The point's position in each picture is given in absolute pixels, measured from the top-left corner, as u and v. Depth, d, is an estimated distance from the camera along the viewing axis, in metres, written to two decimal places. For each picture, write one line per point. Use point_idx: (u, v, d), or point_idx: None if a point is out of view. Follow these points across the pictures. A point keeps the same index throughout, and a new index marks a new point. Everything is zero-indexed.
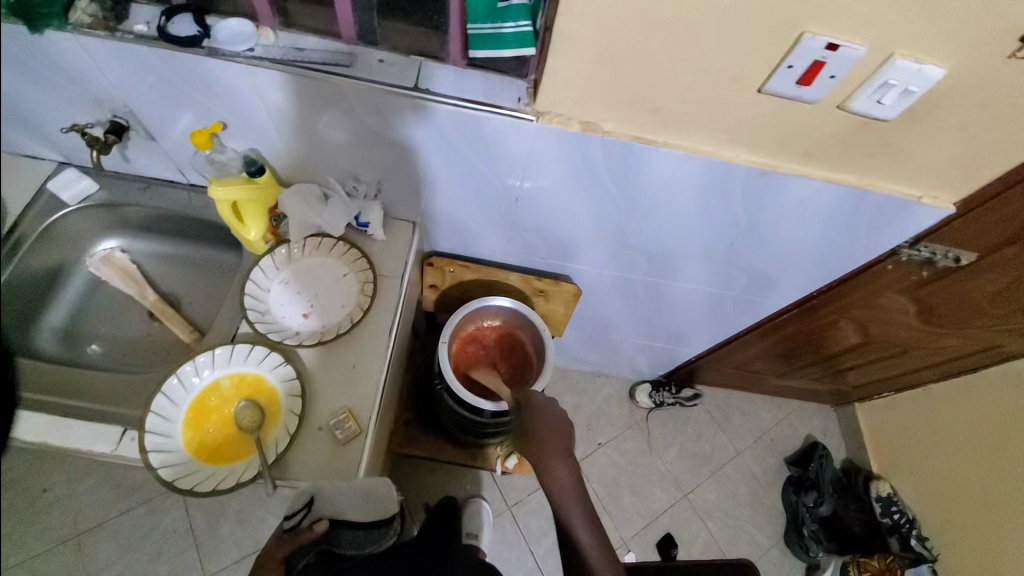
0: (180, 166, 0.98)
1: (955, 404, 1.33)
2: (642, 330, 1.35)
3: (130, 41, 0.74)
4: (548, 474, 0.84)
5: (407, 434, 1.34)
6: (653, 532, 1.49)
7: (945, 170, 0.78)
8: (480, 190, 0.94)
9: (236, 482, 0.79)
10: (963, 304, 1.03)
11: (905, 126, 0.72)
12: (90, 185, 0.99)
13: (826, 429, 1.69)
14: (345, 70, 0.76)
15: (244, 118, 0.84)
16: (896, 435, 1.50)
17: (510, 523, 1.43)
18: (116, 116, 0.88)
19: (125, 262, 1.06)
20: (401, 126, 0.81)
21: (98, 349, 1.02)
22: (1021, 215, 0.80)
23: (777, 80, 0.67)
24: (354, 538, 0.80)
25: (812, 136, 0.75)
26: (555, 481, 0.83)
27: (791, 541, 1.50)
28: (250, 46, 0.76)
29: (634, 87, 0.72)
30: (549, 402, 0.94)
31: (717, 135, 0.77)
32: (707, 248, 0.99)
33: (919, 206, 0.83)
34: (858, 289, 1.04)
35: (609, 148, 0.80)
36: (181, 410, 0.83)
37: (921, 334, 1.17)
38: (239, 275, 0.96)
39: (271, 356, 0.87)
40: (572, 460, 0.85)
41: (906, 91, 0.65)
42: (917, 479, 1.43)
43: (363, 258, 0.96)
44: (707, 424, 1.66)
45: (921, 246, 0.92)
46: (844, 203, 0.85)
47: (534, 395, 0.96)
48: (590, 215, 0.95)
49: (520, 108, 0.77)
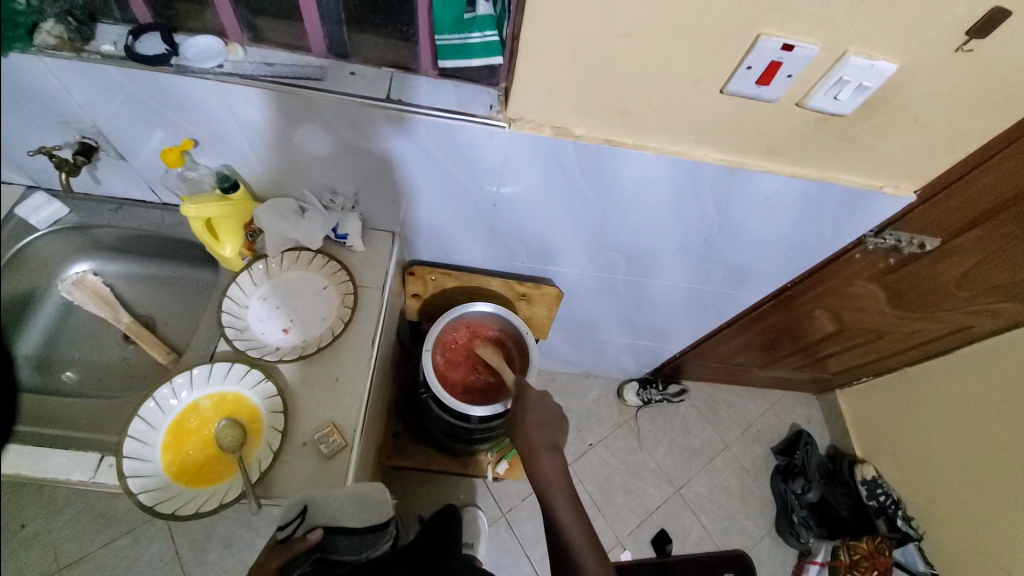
0: (152, 184, 0.96)
1: (930, 385, 1.38)
2: (625, 329, 1.37)
3: (96, 61, 0.73)
4: (535, 468, 0.84)
5: (397, 445, 1.33)
6: (648, 529, 1.51)
7: (902, 161, 0.81)
8: (457, 197, 0.94)
9: (219, 504, 0.78)
10: (931, 288, 1.07)
11: (863, 120, 0.75)
12: (61, 207, 0.97)
13: (809, 417, 1.73)
14: (317, 84, 0.76)
15: (216, 134, 0.84)
16: (876, 418, 1.54)
17: (506, 530, 1.43)
18: (85, 137, 0.87)
19: (98, 285, 1.04)
20: (376, 137, 0.82)
21: (73, 376, 1.00)
22: (976, 200, 0.83)
23: (738, 80, 0.69)
24: (350, 544, 0.77)
25: (776, 133, 0.77)
26: (541, 474, 0.84)
27: (782, 528, 1.52)
28: (219, 63, 0.76)
29: (603, 91, 0.73)
30: (542, 395, 0.94)
31: (686, 135, 0.79)
32: (682, 245, 1.01)
33: (882, 196, 0.86)
34: (830, 279, 1.07)
35: (582, 151, 0.81)
36: (160, 433, 0.82)
37: (893, 319, 1.21)
38: (216, 293, 0.95)
39: (251, 373, 0.86)
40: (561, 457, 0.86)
41: (861, 86, 0.68)
42: (899, 460, 1.47)
43: (342, 270, 0.96)
44: (695, 418, 1.68)
45: (886, 234, 0.95)
46: (811, 196, 0.87)
47: (529, 390, 0.95)
48: (568, 218, 0.96)
49: (492, 115, 0.78)
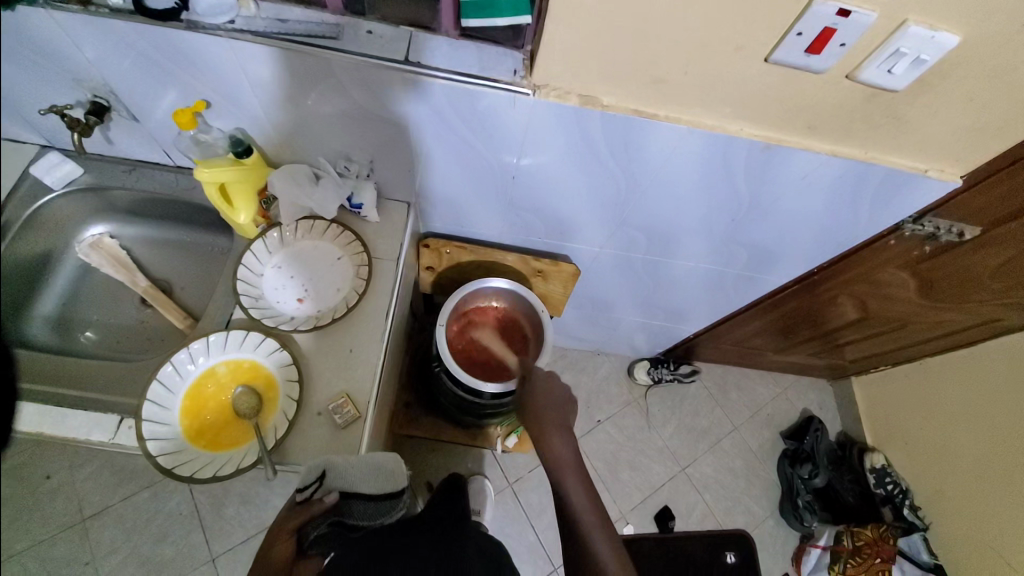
0: (166, 147, 0.95)
1: (948, 376, 1.35)
2: (640, 308, 1.34)
3: (104, 14, 0.70)
4: (547, 447, 0.84)
5: (408, 415, 1.35)
6: (652, 505, 1.52)
7: (953, 144, 0.76)
8: (477, 167, 0.91)
9: (236, 469, 0.79)
10: (965, 279, 1.02)
11: (915, 98, 0.69)
12: (74, 168, 0.96)
13: (822, 403, 1.71)
14: (333, 43, 0.73)
15: (229, 96, 0.81)
16: (890, 408, 1.52)
17: (511, 500, 1.45)
18: (97, 97, 0.84)
19: (115, 248, 1.03)
20: (392, 101, 0.78)
21: (92, 336, 1.01)
22: None
23: (786, 48, 0.64)
24: (365, 510, 0.78)
25: (818, 108, 0.73)
26: (551, 452, 0.83)
27: (786, 511, 1.53)
28: (231, 18, 0.72)
29: (634, 58, 0.69)
30: (551, 377, 0.93)
31: (722, 108, 0.74)
32: (708, 224, 0.97)
33: (925, 179, 0.81)
34: (858, 265, 1.04)
35: (609, 122, 0.77)
36: (178, 397, 0.82)
37: (920, 309, 1.17)
38: (231, 260, 0.94)
39: (267, 341, 0.86)
40: (570, 435, 0.85)
41: (918, 60, 0.62)
42: (910, 451, 1.46)
43: (356, 241, 0.94)
44: (705, 399, 1.67)
45: (925, 221, 0.90)
46: (848, 177, 0.83)
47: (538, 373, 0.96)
48: (589, 194, 0.93)
49: (516, 81, 0.74)
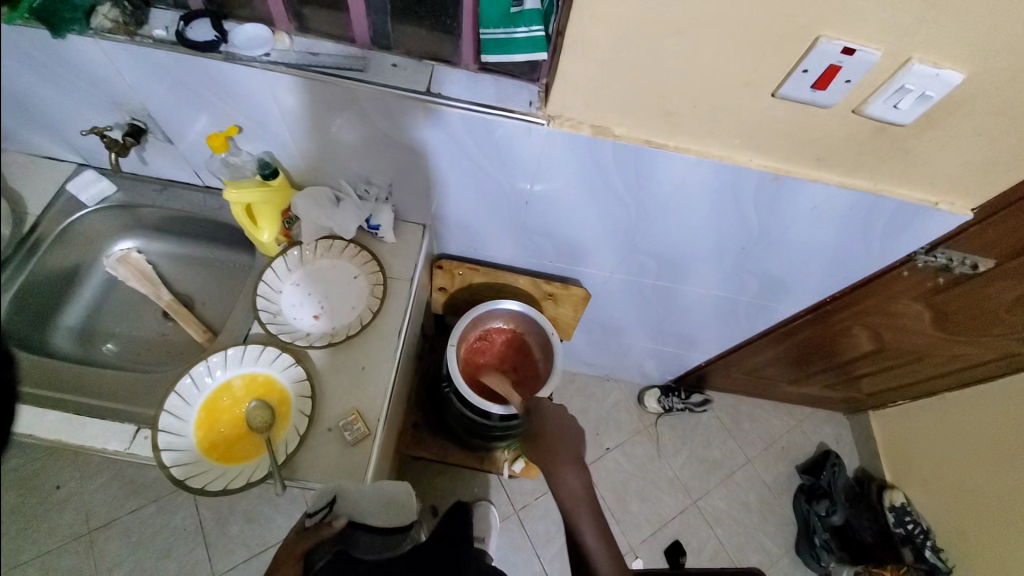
0: (196, 168, 1.00)
1: (969, 411, 1.31)
2: (651, 335, 1.34)
3: (149, 45, 0.75)
4: (559, 482, 0.81)
5: (415, 436, 1.34)
6: (662, 538, 1.48)
7: (961, 176, 0.77)
8: (491, 192, 0.94)
9: (246, 482, 0.79)
10: (982, 312, 1.01)
11: (922, 131, 0.71)
12: (108, 186, 1.01)
13: (838, 437, 1.66)
14: (359, 75, 0.77)
15: (259, 122, 0.86)
16: (908, 443, 1.48)
17: (517, 527, 1.42)
18: (135, 120, 0.90)
19: (141, 263, 1.07)
20: (413, 129, 0.82)
21: (113, 348, 1.04)
22: None
23: (792, 83, 0.66)
24: (370, 544, 0.74)
25: (827, 140, 0.74)
26: (563, 487, 0.81)
27: (802, 550, 1.47)
28: (266, 51, 0.77)
29: (645, 92, 0.72)
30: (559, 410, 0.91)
31: (731, 139, 0.77)
32: (718, 252, 0.98)
33: (936, 211, 0.82)
34: (872, 296, 1.03)
35: (620, 151, 0.80)
36: (194, 409, 0.84)
37: (936, 341, 1.15)
38: (252, 276, 0.97)
39: (282, 356, 0.88)
40: (584, 470, 0.83)
41: (923, 96, 0.64)
42: (931, 488, 1.41)
43: (373, 261, 0.97)
44: (717, 430, 1.64)
45: (937, 252, 0.90)
46: (859, 208, 0.84)
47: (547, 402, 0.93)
48: (600, 220, 0.95)
49: (531, 112, 0.77)
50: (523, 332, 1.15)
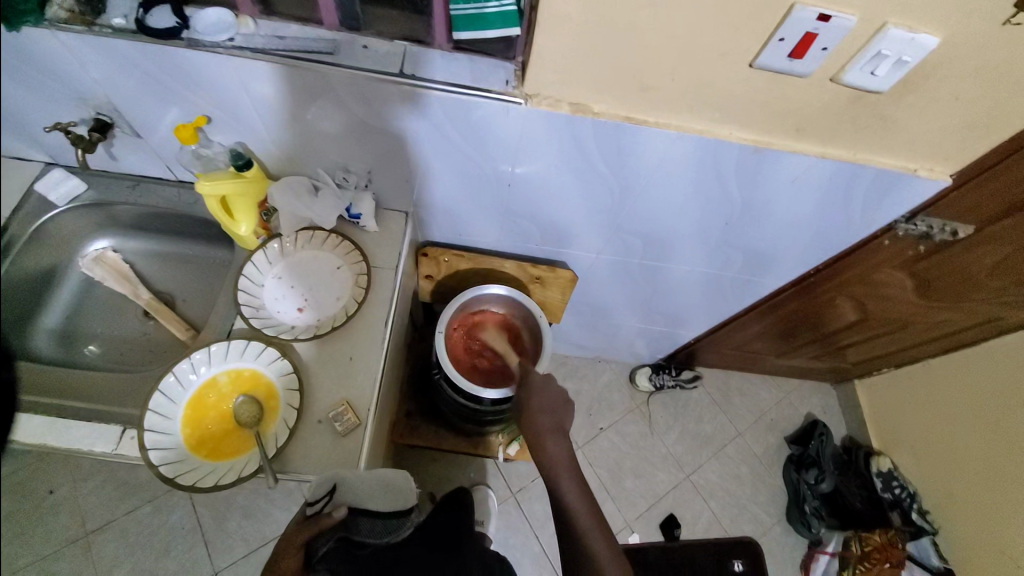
0: (168, 162, 0.97)
1: (951, 376, 1.34)
2: (640, 314, 1.35)
3: (108, 35, 0.72)
4: (542, 451, 0.84)
5: (408, 424, 1.35)
6: (657, 513, 1.51)
7: (939, 142, 0.77)
8: (473, 177, 0.92)
9: (237, 477, 0.79)
10: (961, 278, 1.02)
11: (900, 97, 0.71)
12: (78, 184, 0.98)
13: (826, 407, 1.70)
14: (329, 58, 0.75)
15: (229, 112, 0.83)
16: (894, 409, 1.51)
17: (515, 509, 1.44)
18: (101, 114, 0.87)
19: (119, 263, 1.05)
20: (390, 114, 0.80)
21: (96, 350, 1.02)
22: (1018, 186, 0.79)
23: (769, 53, 0.65)
24: (372, 528, 0.75)
25: (806, 110, 0.74)
26: (545, 454, 0.83)
27: (793, 517, 1.51)
28: (231, 36, 0.74)
29: (622, 67, 0.71)
30: (546, 382, 0.93)
31: (711, 113, 0.76)
32: (702, 228, 0.98)
33: (915, 179, 0.82)
34: (854, 267, 1.04)
35: (600, 129, 0.79)
36: (180, 407, 0.83)
37: (918, 309, 1.17)
38: (232, 271, 0.95)
39: (267, 350, 0.87)
40: (564, 439, 0.86)
41: (900, 62, 0.64)
42: (917, 452, 1.44)
43: (355, 250, 0.96)
44: (708, 405, 1.66)
45: (917, 220, 0.91)
46: (839, 177, 0.84)
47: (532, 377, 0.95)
48: (584, 200, 0.94)
49: (508, 91, 0.76)
50: (510, 314, 1.15)
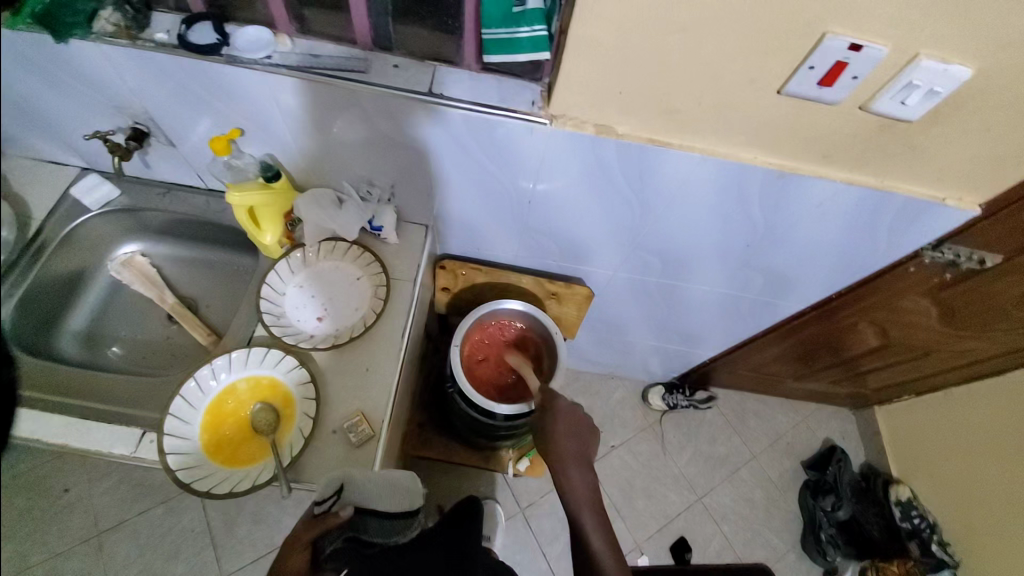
0: (199, 171, 0.99)
1: (974, 405, 1.30)
2: (656, 332, 1.34)
3: (149, 49, 0.75)
4: (567, 485, 0.83)
5: (420, 436, 1.35)
6: (667, 535, 1.48)
7: (970, 171, 0.76)
8: (496, 192, 0.93)
9: (252, 484, 0.80)
10: (988, 307, 1.00)
11: (929, 127, 0.70)
12: (112, 190, 1.01)
13: (844, 433, 1.66)
14: (360, 76, 0.76)
15: (261, 124, 0.85)
16: (914, 437, 1.47)
17: (523, 525, 1.43)
18: (137, 123, 0.90)
19: (145, 266, 1.08)
20: (416, 129, 0.81)
21: (119, 351, 1.05)
22: None
23: (797, 80, 0.65)
24: (381, 527, 0.76)
25: (833, 137, 0.73)
26: (570, 487, 0.83)
27: (807, 545, 1.47)
28: (268, 54, 0.76)
29: (649, 90, 0.71)
30: (572, 406, 0.91)
31: (736, 137, 0.76)
32: (723, 249, 0.98)
33: (943, 207, 0.81)
34: (877, 294, 1.03)
35: (624, 150, 0.79)
36: (199, 413, 0.84)
37: (943, 337, 1.14)
38: (255, 279, 0.97)
39: (286, 359, 0.88)
40: (588, 470, 0.85)
41: (930, 92, 0.63)
42: (937, 482, 1.40)
43: (376, 262, 0.97)
44: (721, 426, 1.64)
45: (945, 248, 0.90)
46: (865, 204, 0.83)
47: (557, 399, 0.93)
48: (604, 217, 0.94)
49: (534, 111, 0.77)
50: (527, 330, 1.14)
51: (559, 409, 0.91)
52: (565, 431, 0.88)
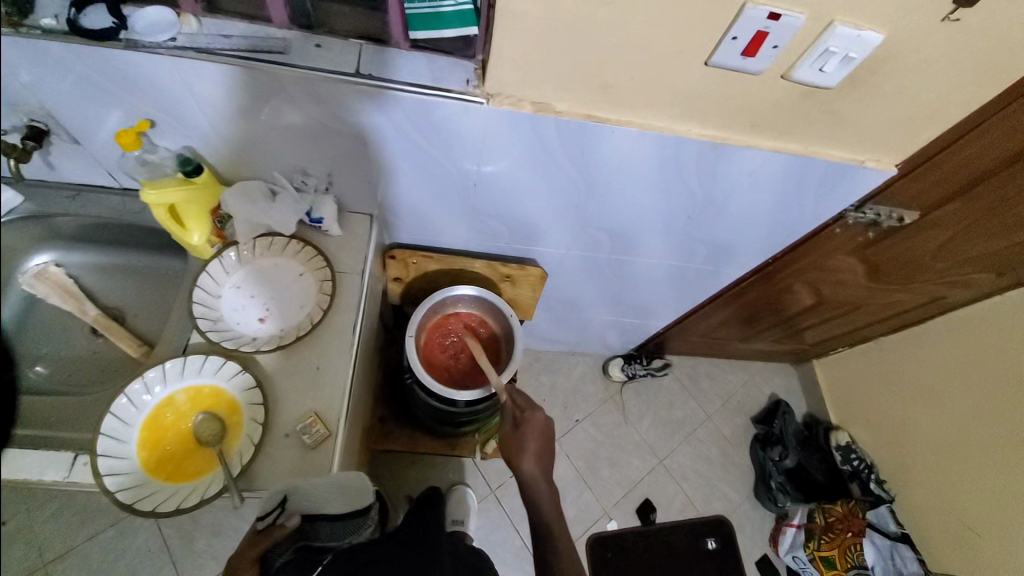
0: (110, 169, 0.91)
1: (900, 351, 1.43)
2: (610, 307, 1.37)
3: (37, 36, 0.67)
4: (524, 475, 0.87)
5: (383, 429, 1.33)
6: (633, 499, 1.55)
7: (885, 134, 0.81)
8: (440, 176, 0.91)
9: (202, 498, 0.76)
10: (907, 261, 1.08)
11: (847, 92, 0.73)
12: (13, 196, 0.90)
13: (788, 388, 1.77)
14: (282, 58, 0.72)
15: (173, 114, 0.78)
16: (849, 386, 1.60)
17: (495, 506, 1.45)
18: (33, 120, 0.79)
19: (63, 278, 0.98)
20: (349, 114, 0.77)
21: (43, 371, 0.95)
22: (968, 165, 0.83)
23: (723, 51, 0.67)
24: (331, 531, 0.78)
25: (760, 106, 0.76)
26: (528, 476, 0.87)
27: (760, 493, 1.58)
28: (172, 36, 0.70)
29: (582, 65, 0.71)
30: (532, 407, 0.92)
31: (671, 110, 0.77)
32: (667, 222, 1.00)
33: (863, 169, 0.86)
34: (808, 256, 1.09)
35: (563, 127, 0.79)
36: (135, 430, 0.79)
37: (870, 291, 1.23)
38: (187, 283, 0.91)
39: (227, 364, 0.83)
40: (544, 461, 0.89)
41: (846, 58, 0.66)
42: (872, 425, 1.52)
43: (318, 256, 0.93)
44: (678, 391, 1.71)
45: (866, 209, 0.95)
46: (793, 170, 0.87)
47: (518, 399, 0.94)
48: (551, 196, 0.93)
49: (469, 90, 0.75)
50: (482, 316, 1.14)
51: (537, 423, 0.90)
52: (535, 446, 0.89)
